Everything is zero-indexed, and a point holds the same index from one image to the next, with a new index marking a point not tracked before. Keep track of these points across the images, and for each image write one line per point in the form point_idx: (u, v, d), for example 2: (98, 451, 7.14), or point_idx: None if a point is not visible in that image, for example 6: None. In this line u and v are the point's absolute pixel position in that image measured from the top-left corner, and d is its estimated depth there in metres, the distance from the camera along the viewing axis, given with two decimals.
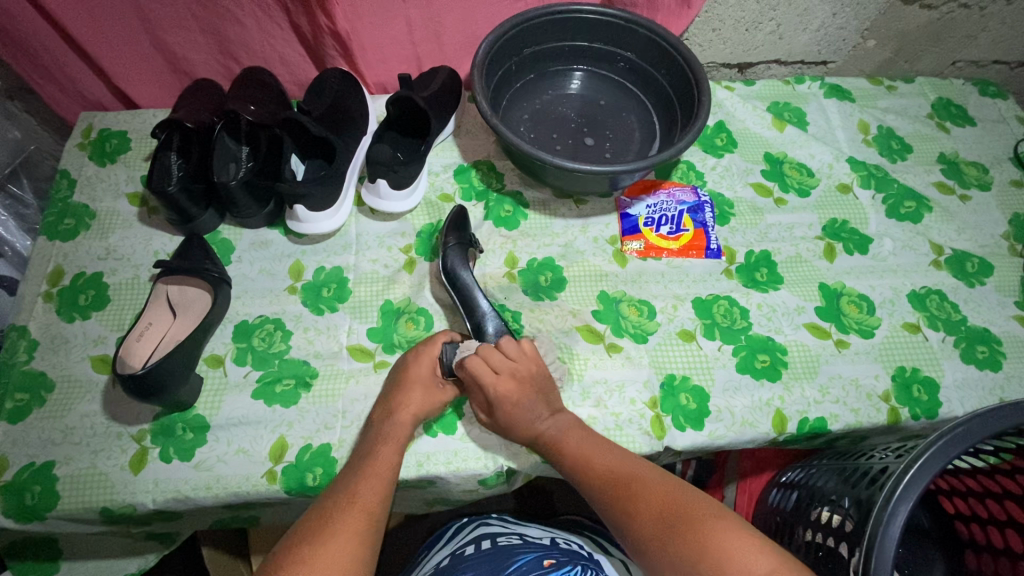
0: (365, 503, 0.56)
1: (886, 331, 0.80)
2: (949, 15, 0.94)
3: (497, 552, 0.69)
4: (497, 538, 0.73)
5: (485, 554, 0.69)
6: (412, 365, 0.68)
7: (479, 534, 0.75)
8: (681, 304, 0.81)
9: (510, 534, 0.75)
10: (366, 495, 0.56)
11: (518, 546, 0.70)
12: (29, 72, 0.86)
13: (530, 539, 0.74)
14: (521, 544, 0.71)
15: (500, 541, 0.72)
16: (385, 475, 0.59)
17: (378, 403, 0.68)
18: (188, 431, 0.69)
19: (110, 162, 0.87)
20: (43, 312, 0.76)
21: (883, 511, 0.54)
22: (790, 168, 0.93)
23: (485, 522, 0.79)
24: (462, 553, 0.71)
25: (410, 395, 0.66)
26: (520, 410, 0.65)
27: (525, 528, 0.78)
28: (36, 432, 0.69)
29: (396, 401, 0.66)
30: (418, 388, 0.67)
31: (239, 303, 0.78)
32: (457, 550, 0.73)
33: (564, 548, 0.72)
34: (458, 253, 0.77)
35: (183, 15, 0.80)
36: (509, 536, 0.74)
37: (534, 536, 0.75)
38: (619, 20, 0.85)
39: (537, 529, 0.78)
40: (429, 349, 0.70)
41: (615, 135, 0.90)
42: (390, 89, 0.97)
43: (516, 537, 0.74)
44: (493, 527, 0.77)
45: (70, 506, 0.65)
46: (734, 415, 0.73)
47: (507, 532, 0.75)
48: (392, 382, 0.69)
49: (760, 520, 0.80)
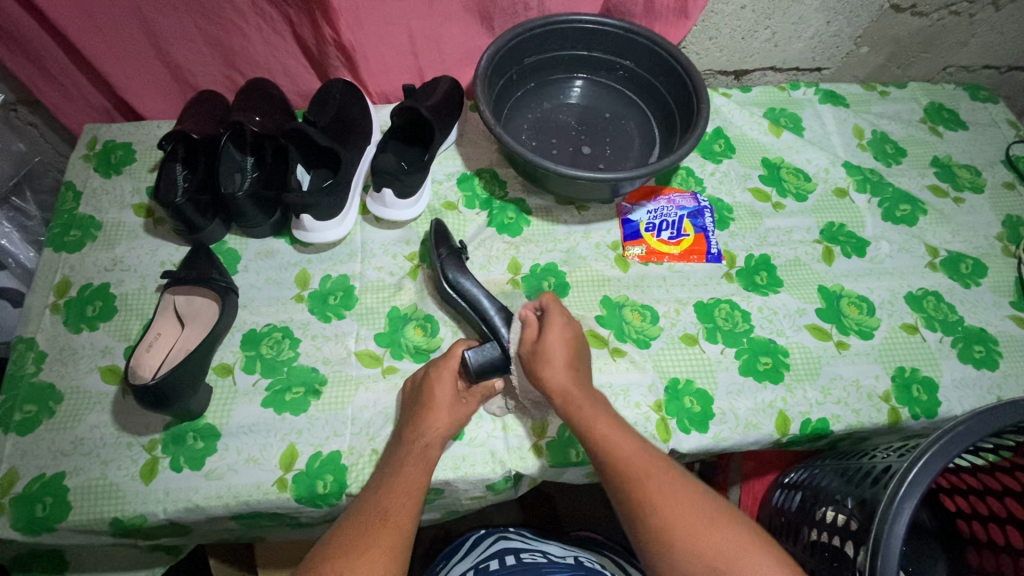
0: (395, 523, 0.57)
1: (884, 332, 0.81)
2: (939, 22, 0.96)
3: (524, 568, 0.68)
4: (521, 555, 0.73)
5: (511, 568, 0.68)
6: (437, 386, 0.68)
7: (500, 549, 0.75)
8: (684, 308, 0.82)
9: (533, 551, 0.74)
10: (396, 514, 0.58)
11: (545, 564, 0.70)
12: (35, 85, 0.86)
13: (554, 558, 0.73)
14: (547, 562, 0.70)
15: (524, 558, 0.72)
16: (413, 494, 0.60)
17: (406, 426, 0.67)
18: (200, 439, 0.70)
19: (115, 173, 0.88)
20: (51, 324, 0.76)
21: (888, 510, 0.54)
22: (787, 173, 0.95)
23: (506, 536, 0.79)
24: (486, 568, 0.70)
25: (440, 418, 0.66)
26: (557, 367, 0.66)
27: (546, 545, 0.78)
28: (46, 443, 0.69)
29: (423, 421, 0.66)
30: (445, 410, 0.67)
31: (246, 312, 0.79)
32: (481, 563, 0.72)
33: (589, 568, 0.71)
34: (451, 258, 0.77)
35: (189, 27, 0.81)
36: (533, 553, 0.74)
37: (557, 554, 0.75)
38: (619, 30, 0.86)
39: (557, 547, 0.78)
40: (451, 364, 0.69)
41: (615, 142, 0.92)
42: (392, 99, 0.98)
43: (540, 555, 0.73)
44: (515, 542, 0.77)
45: (80, 516, 0.65)
46: (738, 417, 0.74)
47: (529, 549, 0.75)
48: (415, 405, 0.68)
49: (765, 521, 0.81)
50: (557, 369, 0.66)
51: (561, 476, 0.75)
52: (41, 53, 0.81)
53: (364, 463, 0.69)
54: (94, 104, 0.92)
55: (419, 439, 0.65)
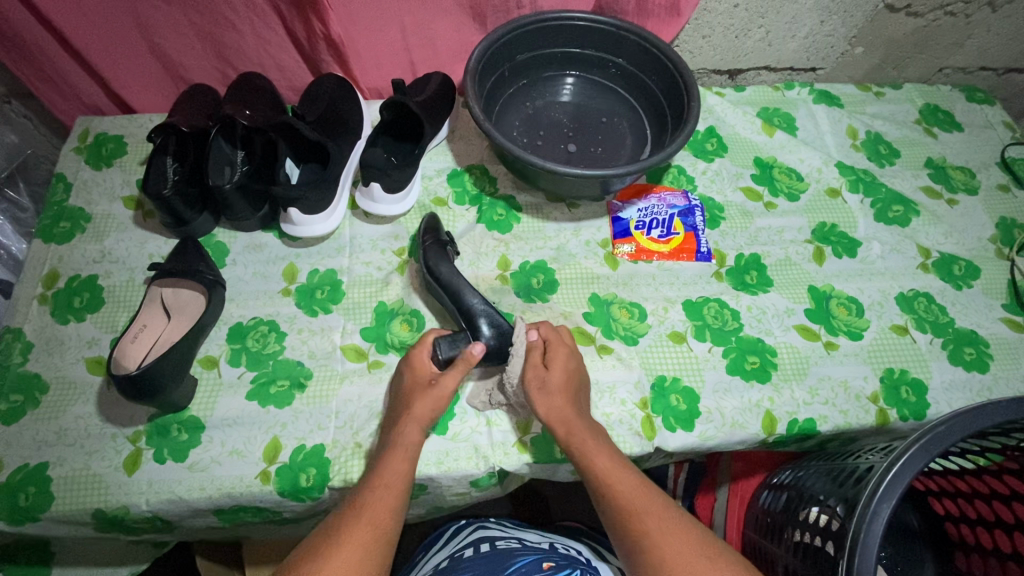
0: (371, 518, 0.56)
1: (874, 333, 0.81)
2: (935, 23, 0.96)
3: (497, 555, 0.69)
4: (496, 542, 0.73)
5: (483, 556, 0.69)
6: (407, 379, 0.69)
7: (477, 537, 0.75)
8: (672, 306, 0.81)
9: (509, 538, 0.75)
10: (374, 510, 0.57)
11: (518, 549, 0.70)
12: (27, 79, 0.87)
13: (529, 543, 0.74)
14: (519, 548, 0.71)
15: (498, 544, 0.72)
16: (394, 487, 0.60)
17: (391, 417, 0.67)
18: (183, 432, 0.70)
19: (106, 166, 0.88)
20: (38, 315, 0.76)
21: (865, 509, 0.54)
22: (779, 173, 0.94)
23: (484, 525, 0.79)
24: (461, 556, 0.71)
25: (419, 406, 0.66)
26: (545, 390, 0.67)
27: (523, 532, 0.78)
28: (29, 433, 0.69)
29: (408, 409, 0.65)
30: (422, 398, 0.66)
31: (233, 305, 0.79)
32: (456, 552, 0.72)
33: (563, 553, 0.72)
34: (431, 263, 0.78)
35: (179, 21, 0.81)
36: (508, 539, 0.74)
37: (533, 540, 0.75)
38: (610, 28, 0.86)
39: (534, 533, 0.78)
40: (418, 354, 0.70)
41: (606, 140, 0.92)
42: (385, 95, 0.98)
43: (515, 541, 0.74)
44: (493, 530, 0.77)
45: (62, 507, 0.65)
46: (724, 416, 0.74)
47: (506, 536, 0.75)
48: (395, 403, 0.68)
49: (753, 522, 0.80)
50: (551, 400, 0.67)
51: (545, 474, 0.74)
52: (31, 47, 0.81)
53: (347, 457, 0.69)
54: (87, 99, 0.93)
55: (401, 428, 0.64)
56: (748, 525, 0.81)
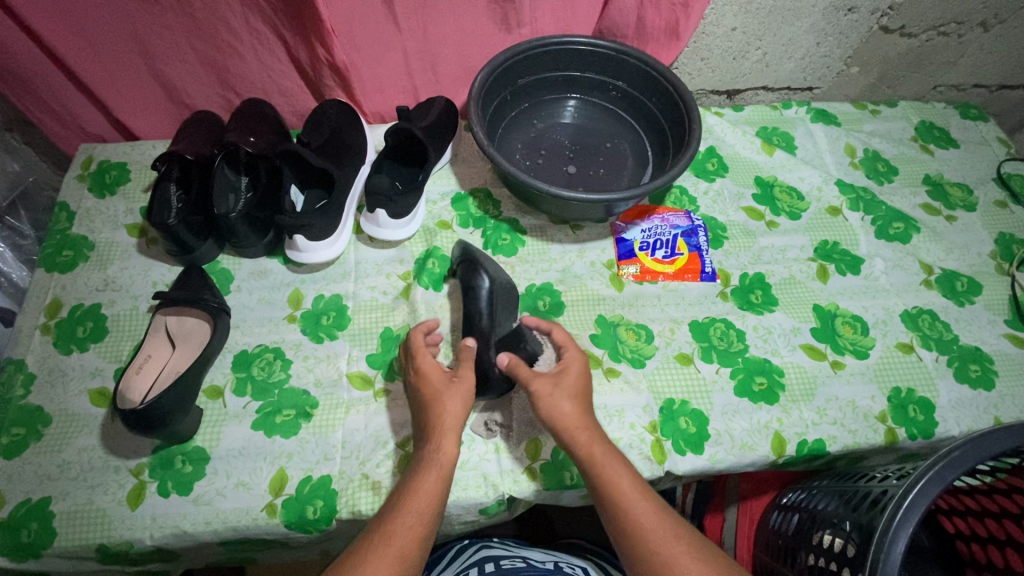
0: (400, 543, 0.56)
1: (879, 351, 0.81)
2: (928, 43, 0.97)
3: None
4: (502, 562, 0.72)
5: None
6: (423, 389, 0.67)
7: (483, 557, 0.74)
8: (678, 327, 0.82)
9: (514, 558, 0.73)
10: (400, 539, 0.56)
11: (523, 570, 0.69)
12: (30, 109, 0.87)
13: (534, 563, 0.72)
14: (526, 567, 0.70)
15: (503, 563, 0.71)
16: (424, 511, 0.58)
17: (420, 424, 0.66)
18: (188, 463, 0.69)
19: (109, 193, 0.88)
20: (40, 345, 0.76)
21: (884, 536, 0.54)
22: (780, 192, 0.95)
23: (489, 545, 0.78)
24: None
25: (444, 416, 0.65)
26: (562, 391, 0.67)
27: (528, 551, 0.77)
28: (32, 467, 0.68)
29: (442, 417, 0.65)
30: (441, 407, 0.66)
31: (238, 332, 0.78)
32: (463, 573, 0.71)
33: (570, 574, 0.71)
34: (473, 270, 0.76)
35: (184, 49, 0.82)
36: (513, 560, 0.73)
37: (538, 560, 0.74)
38: (611, 51, 0.87)
39: (539, 552, 0.77)
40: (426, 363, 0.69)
41: (608, 162, 0.92)
42: (387, 119, 0.99)
43: (520, 561, 0.73)
44: (497, 551, 0.76)
45: (66, 543, 0.64)
46: (734, 438, 0.73)
47: (511, 556, 0.74)
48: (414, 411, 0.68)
49: (764, 543, 0.79)
50: (564, 411, 0.65)
51: (554, 499, 0.74)
52: (36, 79, 0.81)
53: (354, 488, 0.68)
54: (89, 126, 0.93)
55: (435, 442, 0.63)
56: (759, 547, 0.80)
